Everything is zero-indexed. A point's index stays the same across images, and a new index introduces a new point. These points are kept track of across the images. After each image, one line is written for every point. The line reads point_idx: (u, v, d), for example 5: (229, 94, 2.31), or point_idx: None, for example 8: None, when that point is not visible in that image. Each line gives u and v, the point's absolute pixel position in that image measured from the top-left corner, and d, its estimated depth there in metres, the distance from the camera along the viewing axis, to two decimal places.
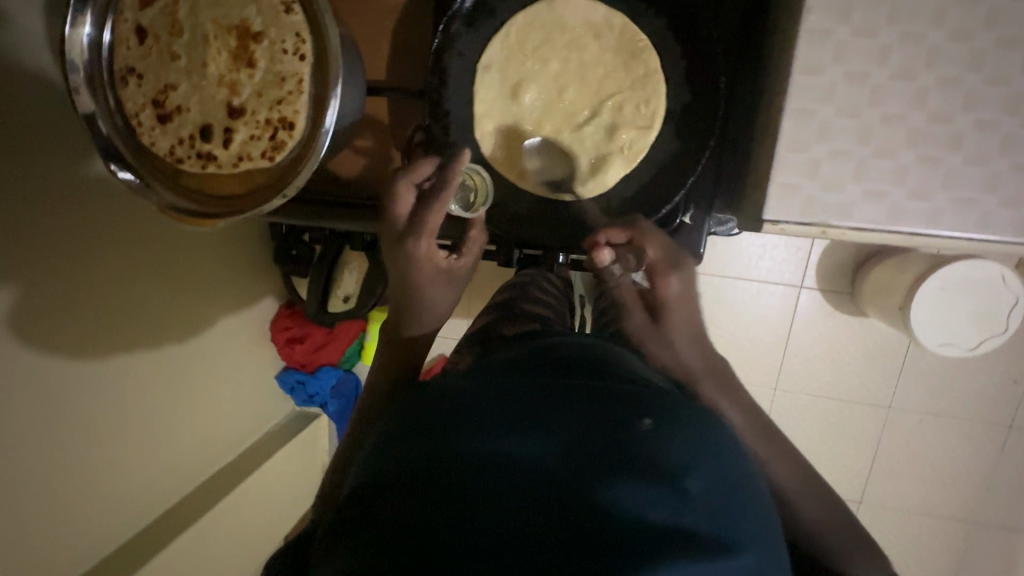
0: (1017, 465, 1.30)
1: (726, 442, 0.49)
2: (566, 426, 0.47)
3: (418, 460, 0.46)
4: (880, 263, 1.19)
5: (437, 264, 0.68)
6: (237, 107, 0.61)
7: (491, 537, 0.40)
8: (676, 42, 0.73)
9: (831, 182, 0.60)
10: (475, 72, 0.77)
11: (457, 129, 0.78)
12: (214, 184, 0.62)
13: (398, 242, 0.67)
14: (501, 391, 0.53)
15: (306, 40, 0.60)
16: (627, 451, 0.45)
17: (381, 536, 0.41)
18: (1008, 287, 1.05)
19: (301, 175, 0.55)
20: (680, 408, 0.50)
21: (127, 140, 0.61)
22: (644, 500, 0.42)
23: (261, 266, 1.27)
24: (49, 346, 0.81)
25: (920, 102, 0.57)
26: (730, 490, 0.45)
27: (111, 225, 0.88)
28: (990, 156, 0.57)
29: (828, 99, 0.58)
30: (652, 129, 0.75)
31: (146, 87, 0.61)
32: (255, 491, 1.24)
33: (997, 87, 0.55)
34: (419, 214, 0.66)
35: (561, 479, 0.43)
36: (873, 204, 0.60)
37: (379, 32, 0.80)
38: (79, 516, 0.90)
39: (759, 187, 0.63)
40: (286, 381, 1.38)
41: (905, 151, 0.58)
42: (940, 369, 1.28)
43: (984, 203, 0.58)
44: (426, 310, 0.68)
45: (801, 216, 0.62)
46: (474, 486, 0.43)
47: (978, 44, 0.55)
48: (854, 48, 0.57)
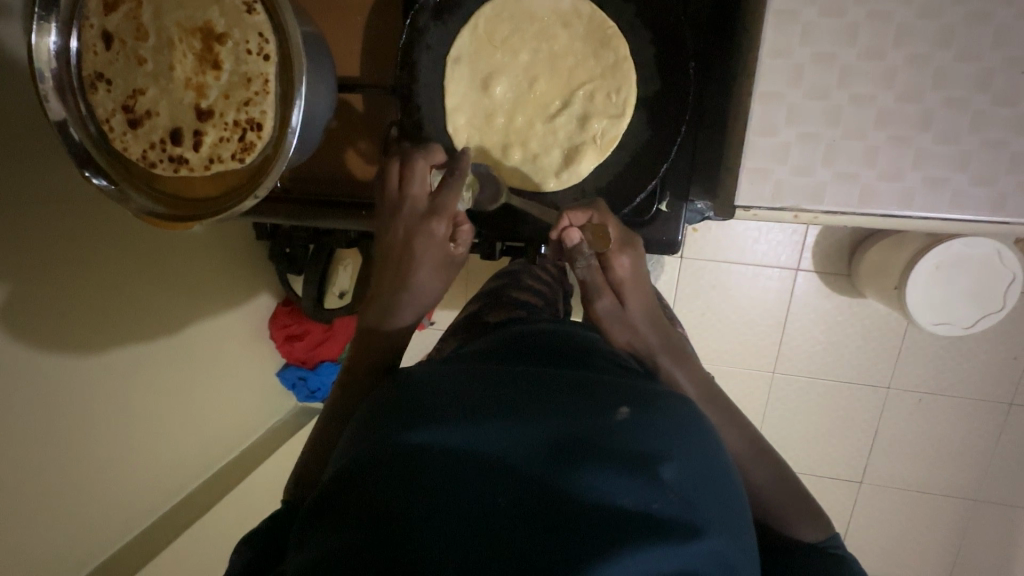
0: (1018, 440, 1.30)
1: (696, 430, 0.51)
2: (544, 414, 0.48)
3: (394, 444, 0.46)
4: (876, 243, 1.18)
5: (449, 248, 0.69)
6: (206, 109, 0.61)
7: (469, 522, 0.41)
8: (646, 29, 0.72)
9: (801, 166, 0.59)
10: (445, 66, 0.76)
11: (430, 123, 0.78)
12: (188, 187, 0.62)
13: (417, 221, 0.67)
14: (480, 382, 0.53)
15: (270, 40, 0.60)
16: (602, 440, 0.46)
17: (356, 521, 0.42)
18: (1005, 263, 1.04)
19: (270, 175, 0.55)
20: (652, 400, 0.52)
21: (101, 146, 0.61)
22: (617, 486, 0.43)
23: (252, 265, 1.28)
24: (48, 344, 0.83)
25: (889, 81, 0.56)
26: (698, 476, 0.47)
27: (99, 231, 0.89)
28: (961, 134, 0.56)
29: (796, 82, 0.58)
30: (624, 117, 0.74)
31: (116, 92, 0.61)
32: (257, 486, 1.26)
33: (967, 64, 0.54)
34: (442, 196, 0.67)
35: (536, 466, 0.44)
36: (844, 186, 0.59)
37: (348, 28, 0.79)
38: (82, 516, 0.93)
39: (731, 174, 0.63)
40: (287, 376, 1.41)
41: (875, 132, 0.57)
42: (938, 347, 1.27)
43: (956, 180, 0.57)
44: (428, 291, 0.68)
45: (772, 201, 0.61)
46: (450, 472, 0.44)
47: (945, 20, 0.54)
48: (820, 29, 0.56)
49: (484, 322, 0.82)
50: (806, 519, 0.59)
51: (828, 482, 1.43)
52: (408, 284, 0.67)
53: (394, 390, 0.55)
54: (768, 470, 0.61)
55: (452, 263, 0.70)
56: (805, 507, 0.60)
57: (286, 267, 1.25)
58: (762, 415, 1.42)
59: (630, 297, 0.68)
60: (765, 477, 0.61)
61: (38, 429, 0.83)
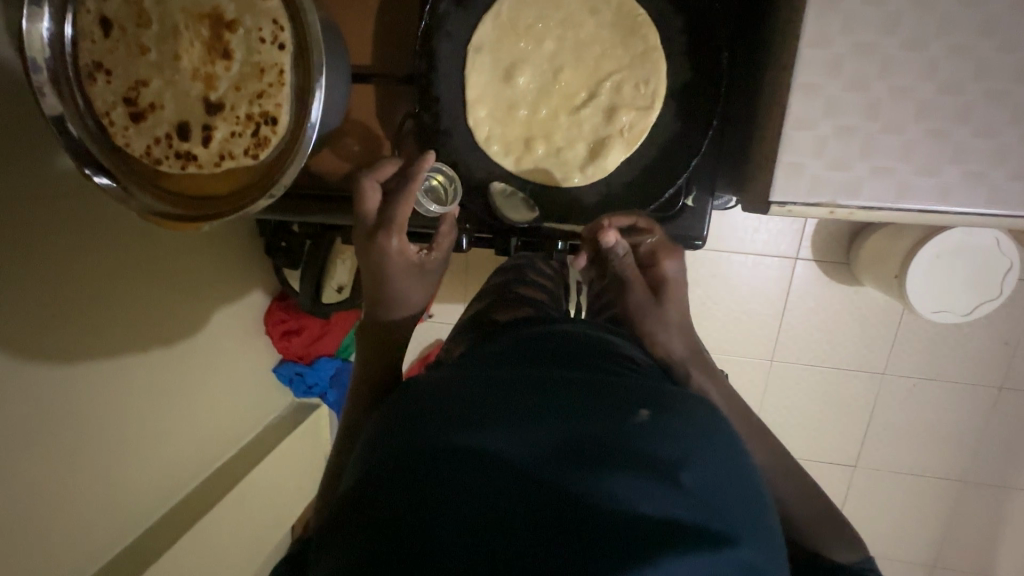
0: (1007, 425, 1.33)
1: (718, 431, 0.50)
2: (563, 418, 0.47)
3: (413, 452, 0.45)
4: (874, 232, 1.19)
5: (411, 259, 0.66)
6: (215, 102, 0.58)
7: (490, 529, 0.39)
8: (676, 16, 0.70)
9: (837, 161, 0.59)
10: (465, 55, 0.74)
11: (448, 116, 0.75)
12: (196, 185, 0.60)
13: (368, 238, 0.65)
14: (493, 385, 0.52)
15: (284, 28, 0.57)
16: (623, 442, 0.45)
17: (377, 534, 0.41)
18: (1002, 251, 1.05)
19: (288, 173, 0.53)
20: (672, 401, 0.51)
21: (101, 144, 0.57)
22: (640, 489, 0.42)
23: (249, 260, 1.25)
24: (43, 352, 0.80)
25: (931, 72, 0.55)
26: (723, 481, 0.46)
27: (94, 228, 0.85)
28: (1000, 127, 0.55)
29: (836, 73, 0.56)
30: (653, 110, 0.72)
31: (116, 84, 0.58)
32: (259, 484, 1.25)
33: (1010, 55, 0.53)
34: (388, 208, 0.64)
35: (558, 471, 0.43)
36: (881, 181, 0.58)
37: (362, 14, 0.76)
38: (81, 520, 0.90)
39: (766, 167, 0.62)
40: (284, 373, 1.38)
41: (914, 125, 0.56)
42: (932, 334, 1.29)
43: (991, 175, 0.57)
44: (400, 303, 0.67)
45: (808, 195, 0.60)
46: (470, 479, 0.42)
47: (992, 9, 0.53)
48: (864, 18, 0.54)
49: (493, 321, 0.80)
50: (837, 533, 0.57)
51: (822, 466, 1.45)
52: (378, 296, 0.66)
53: (407, 396, 0.54)
54: (792, 483, 0.60)
55: (420, 274, 0.67)
56: (832, 521, 0.58)
57: (285, 262, 1.21)
58: (759, 401, 1.43)
59: (669, 299, 0.72)
60: (789, 489, 0.60)
61: (30, 435, 0.80)
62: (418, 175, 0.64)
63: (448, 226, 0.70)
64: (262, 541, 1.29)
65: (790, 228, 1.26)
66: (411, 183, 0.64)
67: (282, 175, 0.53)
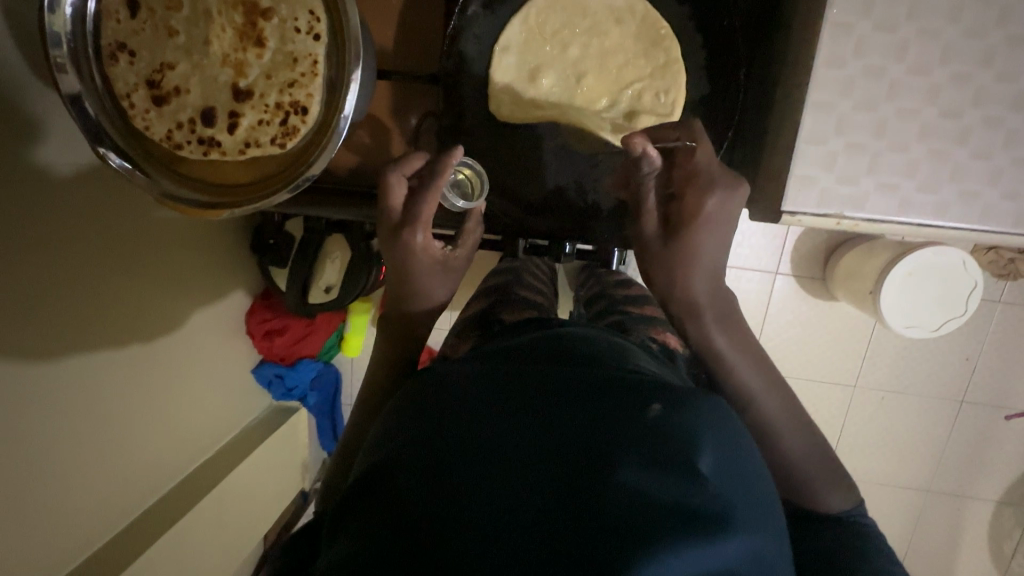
0: (965, 437, 1.40)
1: (727, 426, 0.50)
2: (577, 411, 0.47)
3: (428, 439, 0.46)
4: (851, 251, 1.25)
5: (435, 253, 0.66)
6: (244, 89, 0.58)
7: (501, 517, 0.40)
8: (694, 31, 0.74)
9: (846, 176, 0.62)
10: (491, 56, 0.75)
11: (471, 116, 0.77)
12: (215, 172, 0.59)
13: (393, 233, 0.65)
14: (505, 378, 0.52)
15: (320, 19, 0.57)
16: (637, 434, 0.45)
17: (392, 518, 0.42)
18: (969, 271, 1.11)
19: (317, 164, 0.53)
20: (687, 394, 0.50)
21: (119, 125, 0.56)
22: (650, 481, 0.43)
23: (239, 256, 1.23)
24: (28, 349, 0.78)
25: (934, 97, 0.59)
26: (730, 473, 0.47)
27: (85, 221, 0.83)
28: (994, 151, 0.60)
29: (847, 93, 0.60)
30: (673, 117, 0.74)
31: (140, 65, 0.56)
32: (238, 486, 1.21)
33: (1005, 84, 0.58)
34: (413, 204, 0.63)
35: (571, 461, 0.44)
36: (885, 196, 0.62)
37: (387, 11, 0.77)
38: (51, 525, 0.86)
39: (778, 179, 0.65)
40: (263, 375, 1.34)
41: (917, 145, 0.60)
42: (900, 349, 1.36)
43: (986, 195, 0.61)
44: (424, 297, 0.67)
45: (817, 207, 0.64)
46: (484, 467, 0.43)
47: (990, 41, 0.57)
48: (874, 43, 0.58)
49: (501, 320, 0.80)
50: (833, 491, 0.60)
51: None
52: (402, 292, 0.67)
53: (417, 388, 0.54)
54: (803, 445, 0.61)
55: (446, 271, 0.67)
56: (834, 478, 0.61)
57: (271, 259, 1.19)
58: None
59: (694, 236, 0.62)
60: (803, 451, 0.61)
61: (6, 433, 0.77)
62: (444, 170, 0.63)
63: (475, 223, 0.71)
64: (238, 546, 1.25)
65: (772, 244, 1.32)
66: (437, 178, 0.63)
67: (310, 165, 0.54)
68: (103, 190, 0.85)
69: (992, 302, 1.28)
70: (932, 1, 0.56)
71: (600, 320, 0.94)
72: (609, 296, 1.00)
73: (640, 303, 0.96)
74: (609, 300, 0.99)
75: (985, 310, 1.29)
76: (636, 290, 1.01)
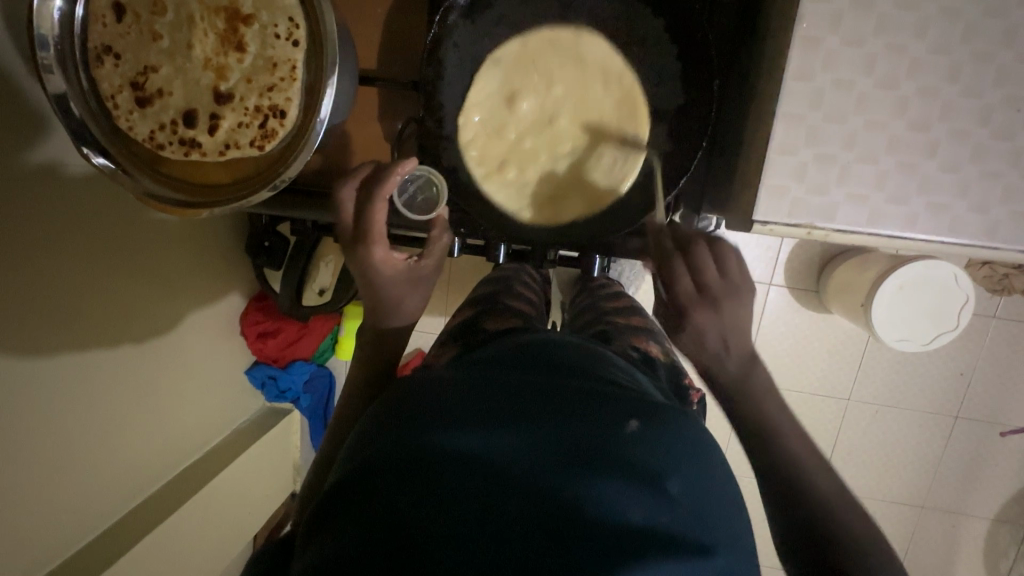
0: (960, 453, 1.39)
1: (699, 444, 0.52)
2: (555, 424, 0.49)
3: (408, 444, 0.47)
4: (843, 263, 1.25)
5: (397, 263, 0.68)
6: (225, 92, 0.59)
7: (477, 525, 0.41)
8: (672, 43, 0.75)
9: (816, 186, 0.63)
10: (472, 65, 0.77)
11: (449, 122, 0.79)
12: (197, 173, 0.60)
13: (352, 245, 0.67)
14: (485, 388, 0.54)
15: (300, 25, 0.58)
16: (611, 450, 0.47)
17: (367, 523, 0.42)
18: (960, 286, 1.11)
19: (293, 167, 0.55)
20: (662, 413, 0.52)
21: (103, 125, 0.58)
22: (624, 495, 0.44)
23: (234, 258, 1.24)
24: (24, 346, 0.79)
25: (901, 110, 0.60)
26: (703, 491, 0.48)
27: (86, 225, 0.86)
28: (962, 163, 0.60)
29: (817, 105, 0.61)
30: (634, 161, 0.80)
31: (125, 67, 0.58)
32: (226, 487, 1.22)
33: (970, 99, 0.58)
34: (363, 217, 0.65)
35: (547, 473, 0.44)
36: (855, 206, 0.63)
37: (372, 19, 0.79)
38: (37, 523, 0.87)
39: (751, 190, 0.66)
40: (257, 376, 1.34)
41: (885, 156, 0.61)
42: (894, 362, 1.35)
43: (955, 208, 0.61)
44: (397, 309, 0.69)
45: (788, 217, 0.64)
46: (461, 476, 0.44)
47: (955, 56, 0.58)
48: (842, 57, 0.59)
49: (484, 330, 0.80)
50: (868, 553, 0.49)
51: None
52: (372, 302, 0.69)
53: (399, 395, 0.55)
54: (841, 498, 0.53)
55: (412, 280, 0.69)
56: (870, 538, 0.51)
57: (264, 261, 1.20)
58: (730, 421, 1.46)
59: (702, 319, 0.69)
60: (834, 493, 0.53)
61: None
62: (389, 179, 0.65)
63: (440, 230, 0.73)
64: (225, 547, 1.25)
65: (764, 255, 1.32)
66: (381, 188, 0.64)
67: (286, 168, 0.55)
68: (105, 196, 0.88)
69: (986, 317, 1.28)
70: (898, 17, 0.57)
71: (587, 329, 0.94)
72: (597, 307, 1.00)
73: (628, 314, 0.96)
74: (596, 310, 0.99)
75: (979, 326, 1.29)
76: (625, 300, 1.01)
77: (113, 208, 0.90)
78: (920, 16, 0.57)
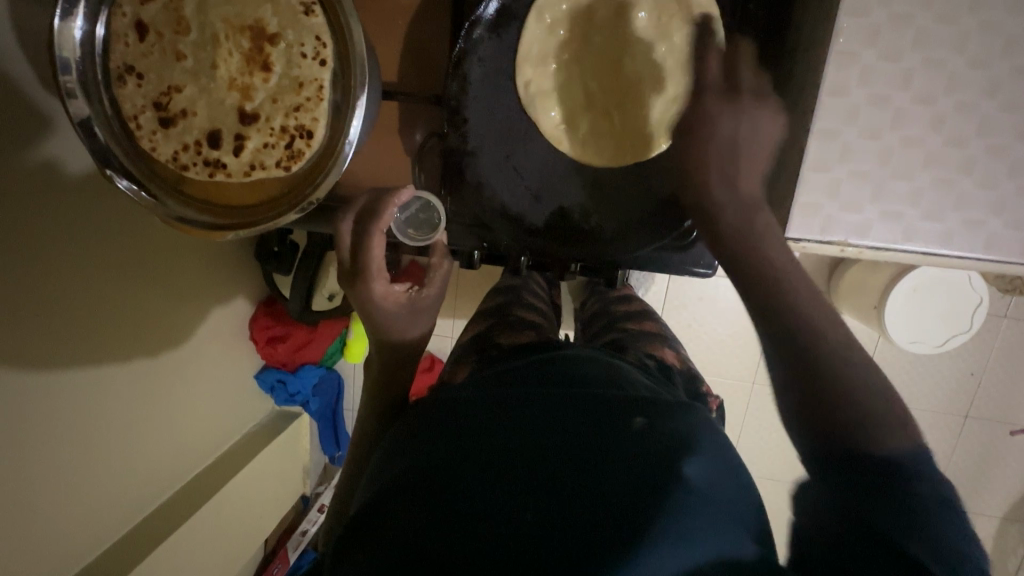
0: (969, 452, 1.39)
1: (718, 440, 0.51)
2: (562, 430, 0.50)
3: (424, 461, 0.48)
4: (855, 264, 1.24)
5: (398, 296, 0.67)
6: (250, 112, 0.59)
7: (490, 530, 0.42)
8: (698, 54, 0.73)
9: (849, 204, 0.62)
10: (494, 77, 0.76)
11: (476, 136, 0.77)
12: (221, 194, 0.60)
13: (349, 283, 0.65)
14: (497, 399, 0.55)
15: (327, 45, 0.58)
16: (618, 451, 0.47)
17: (387, 538, 0.43)
18: (973, 287, 1.11)
19: (321, 188, 0.54)
20: (671, 415, 0.52)
21: (125, 146, 0.57)
22: (633, 495, 0.44)
23: (245, 264, 1.23)
24: (39, 358, 0.79)
25: (938, 125, 0.59)
26: (724, 480, 0.47)
27: (99, 232, 0.85)
28: (999, 180, 0.59)
29: (851, 122, 0.60)
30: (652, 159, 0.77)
31: (148, 87, 0.58)
32: (239, 492, 1.22)
33: (1010, 114, 0.58)
34: (359, 253, 0.64)
35: (556, 476, 0.45)
36: (888, 224, 0.62)
37: (391, 31, 0.78)
38: (56, 533, 0.87)
39: (780, 205, 0.65)
40: (266, 380, 1.33)
41: (921, 173, 0.60)
42: (904, 362, 1.35)
43: (990, 224, 0.61)
44: (400, 345, 0.68)
45: (821, 235, 0.64)
46: (474, 487, 0.45)
47: (994, 71, 0.57)
48: (879, 71, 0.58)
49: (498, 344, 0.80)
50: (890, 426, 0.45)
51: None
52: (377, 338, 0.68)
53: (416, 416, 0.57)
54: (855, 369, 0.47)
55: (414, 313, 0.68)
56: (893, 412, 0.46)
57: (275, 267, 1.19)
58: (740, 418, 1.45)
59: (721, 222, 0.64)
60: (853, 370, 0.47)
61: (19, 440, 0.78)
62: (388, 212, 0.66)
63: (440, 257, 0.74)
64: (238, 550, 1.26)
65: None
66: (381, 221, 0.65)
67: (315, 189, 0.54)
68: (117, 204, 0.87)
69: (998, 317, 1.27)
70: (937, 31, 0.56)
71: (600, 337, 0.94)
72: (608, 314, 1.00)
73: (638, 319, 0.96)
74: (608, 317, 0.98)
75: (991, 326, 1.28)
76: (636, 305, 1.01)
77: (124, 216, 0.89)
78: (959, 30, 0.56)
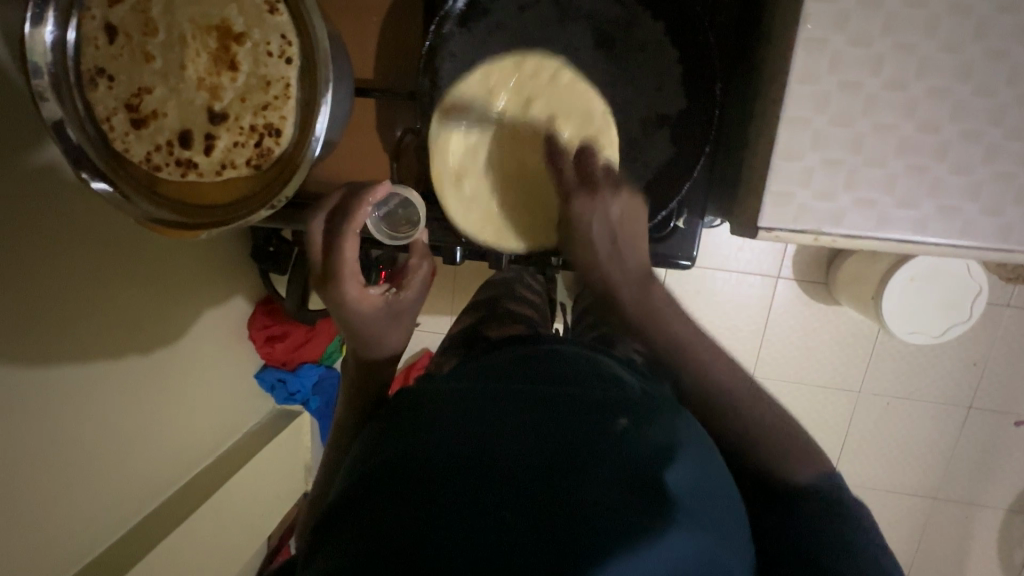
0: (974, 443, 1.37)
1: (699, 443, 0.51)
2: (543, 429, 0.49)
3: (402, 458, 0.48)
4: (853, 255, 1.22)
5: (372, 299, 0.68)
6: (220, 112, 0.60)
7: (465, 525, 0.42)
8: (672, 45, 0.73)
9: (823, 192, 0.62)
10: (469, 74, 0.76)
11: (451, 134, 0.78)
12: (193, 193, 0.61)
13: (323, 285, 0.67)
14: (479, 397, 0.54)
15: (292, 43, 0.59)
16: (598, 452, 0.47)
17: (366, 533, 0.43)
18: (973, 277, 1.09)
19: (290, 185, 0.55)
20: (654, 416, 0.52)
21: (99, 148, 0.58)
22: (612, 497, 0.44)
23: (239, 264, 1.24)
24: (39, 360, 0.81)
25: (910, 112, 0.58)
26: (701, 491, 0.47)
27: (94, 236, 0.86)
28: (974, 165, 0.59)
29: (822, 108, 0.59)
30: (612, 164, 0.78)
31: (118, 89, 0.59)
32: (239, 489, 1.23)
33: (984, 98, 0.57)
34: (333, 256, 0.65)
35: (535, 474, 0.45)
36: (862, 211, 0.62)
37: (366, 30, 0.78)
38: (58, 531, 0.89)
39: (756, 195, 0.64)
40: (266, 378, 1.34)
41: (894, 160, 0.60)
42: (905, 354, 1.33)
43: (967, 211, 0.60)
44: (378, 346, 0.70)
45: (794, 223, 0.63)
46: (452, 483, 0.45)
47: (967, 55, 0.56)
48: (849, 58, 0.58)
49: (485, 337, 0.80)
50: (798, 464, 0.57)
51: None
52: (355, 338, 0.69)
53: (397, 412, 0.56)
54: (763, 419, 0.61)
55: (391, 314, 0.70)
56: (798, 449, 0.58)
57: (270, 267, 1.20)
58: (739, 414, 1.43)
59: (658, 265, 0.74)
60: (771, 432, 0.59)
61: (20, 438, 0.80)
62: (361, 215, 0.65)
63: (419, 258, 0.75)
64: (239, 548, 1.27)
65: (772, 248, 1.29)
66: (354, 223, 0.65)
67: (285, 186, 0.55)
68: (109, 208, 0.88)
69: (999, 306, 1.26)
70: (906, 16, 0.56)
71: (589, 331, 0.95)
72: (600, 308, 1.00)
73: None
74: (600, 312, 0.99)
75: (992, 316, 1.26)
76: None
77: (118, 219, 0.91)
78: (928, 14, 0.56)
